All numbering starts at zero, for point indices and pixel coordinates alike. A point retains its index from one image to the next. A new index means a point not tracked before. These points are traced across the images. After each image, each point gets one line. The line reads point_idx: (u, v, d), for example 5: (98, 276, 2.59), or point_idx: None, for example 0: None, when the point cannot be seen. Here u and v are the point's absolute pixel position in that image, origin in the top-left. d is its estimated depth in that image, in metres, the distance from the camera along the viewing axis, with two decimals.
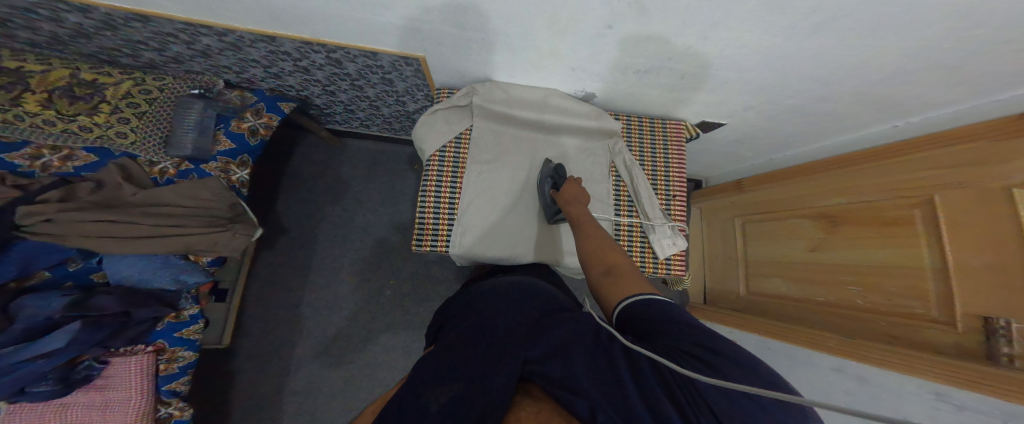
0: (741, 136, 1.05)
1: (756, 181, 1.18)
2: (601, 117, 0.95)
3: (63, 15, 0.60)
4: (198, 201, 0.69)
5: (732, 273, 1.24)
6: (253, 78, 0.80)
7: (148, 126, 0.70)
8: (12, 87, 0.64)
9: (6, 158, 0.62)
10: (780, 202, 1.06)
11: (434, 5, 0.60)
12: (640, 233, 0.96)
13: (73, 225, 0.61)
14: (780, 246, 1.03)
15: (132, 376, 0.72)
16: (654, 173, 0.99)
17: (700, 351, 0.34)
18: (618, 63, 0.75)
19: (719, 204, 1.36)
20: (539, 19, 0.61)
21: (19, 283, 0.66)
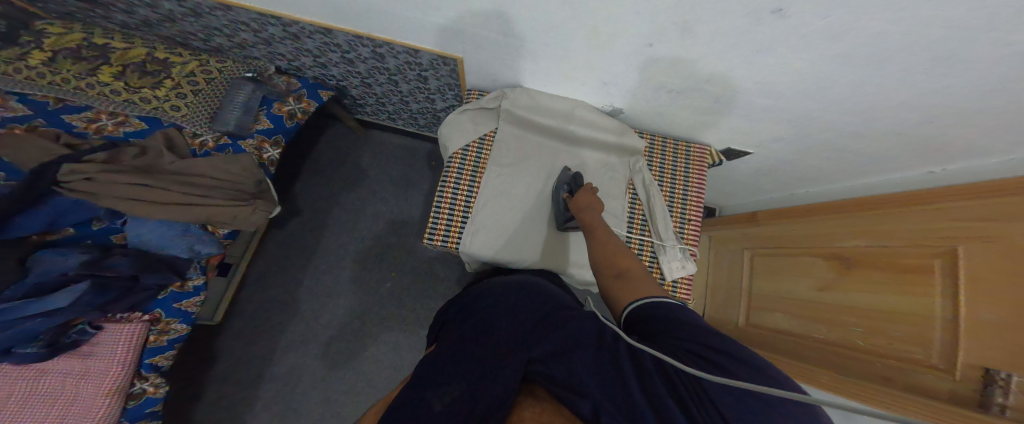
0: (765, 170, 0.97)
1: (764, 213, 0.99)
2: (626, 134, 0.89)
3: (160, 2, 0.68)
4: (227, 175, 0.69)
5: (728, 306, 1.03)
6: (301, 65, 0.84)
7: (201, 103, 0.74)
8: (96, 59, 0.71)
9: (67, 119, 0.68)
10: (786, 234, 0.87)
11: (479, 10, 0.61)
12: (650, 254, 0.88)
13: (107, 186, 0.62)
14: (784, 282, 0.83)
15: (117, 345, 0.69)
16: (672, 195, 0.92)
17: (711, 353, 0.32)
18: (651, 80, 0.72)
19: (723, 231, 1.16)
20: (579, 30, 0.62)
21: (44, 236, 0.67)
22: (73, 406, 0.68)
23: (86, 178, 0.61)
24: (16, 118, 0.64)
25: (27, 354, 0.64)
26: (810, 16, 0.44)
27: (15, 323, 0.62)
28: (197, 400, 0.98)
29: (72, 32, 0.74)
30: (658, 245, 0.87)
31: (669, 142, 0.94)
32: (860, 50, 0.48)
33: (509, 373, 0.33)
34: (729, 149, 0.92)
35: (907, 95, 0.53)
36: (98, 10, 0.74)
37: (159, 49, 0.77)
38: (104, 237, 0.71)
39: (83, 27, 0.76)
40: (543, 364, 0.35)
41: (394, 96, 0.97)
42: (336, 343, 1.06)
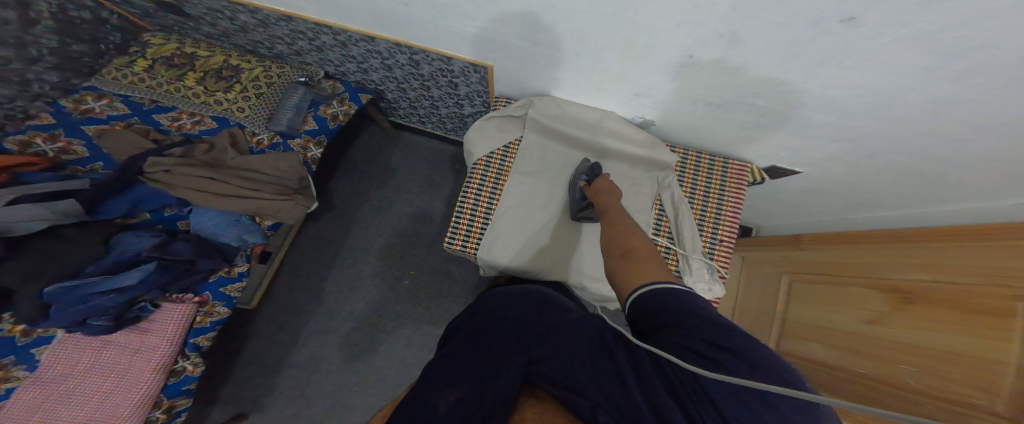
0: (817, 193, 0.87)
1: (811, 238, 0.92)
2: (657, 148, 0.86)
3: (238, 15, 0.78)
4: (277, 171, 0.75)
5: (760, 331, 0.97)
6: (346, 71, 0.91)
7: (261, 105, 0.82)
8: (184, 66, 0.83)
9: (158, 118, 0.78)
10: (835, 262, 0.80)
11: (510, 19, 0.62)
12: (674, 271, 0.85)
13: (179, 178, 0.69)
14: (828, 312, 0.76)
15: (171, 323, 0.74)
16: (703, 213, 0.88)
17: (711, 347, 0.30)
18: (688, 93, 0.68)
19: (763, 255, 1.09)
20: (612, 42, 0.61)
21: (125, 220, 0.75)
22: (121, 378, 0.71)
23: (165, 170, 0.69)
24: (118, 115, 0.77)
25: (90, 328, 0.68)
26: (890, 26, 0.38)
27: (89, 297, 0.66)
28: (231, 373, 1.07)
29: (169, 43, 0.88)
30: (684, 263, 0.84)
31: (704, 157, 0.89)
32: (953, 62, 0.40)
33: (507, 374, 0.32)
34: (773, 167, 0.84)
35: (1010, 115, 0.44)
36: (190, 23, 0.87)
37: (233, 56, 0.88)
38: (172, 223, 0.78)
39: (177, 39, 0.91)
40: (541, 364, 0.33)
41: (427, 100, 1.02)
42: (357, 332, 1.12)
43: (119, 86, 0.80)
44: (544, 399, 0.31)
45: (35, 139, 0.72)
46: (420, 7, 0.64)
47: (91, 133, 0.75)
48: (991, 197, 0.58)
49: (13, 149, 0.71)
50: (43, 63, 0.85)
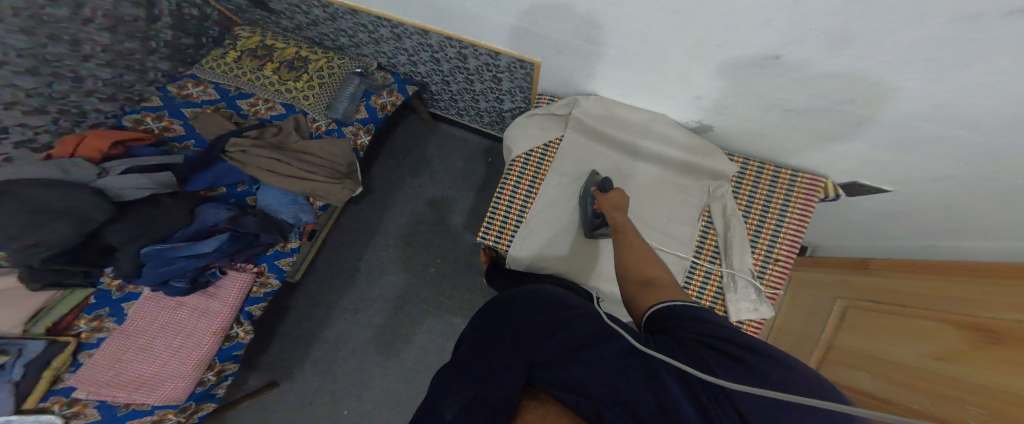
0: (916, 230, 0.73)
1: (885, 264, 0.76)
2: (714, 156, 0.79)
3: (311, 9, 0.85)
4: (330, 156, 0.79)
5: (800, 357, 0.83)
6: (397, 63, 0.95)
7: (322, 95, 0.86)
8: (263, 58, 0.89)
9: (240, 104, 0.86)
10: (906, 290, 0.65)
11: (569, 14, 0.59)
12: (716, 288, 0.77)
13: (253, 158, 0.76)
14: (879, 344, 0.62)
15: (231, 292, 0.83)
16: (758, 231, 0.78)
17: (737, 351, 0.30)
18: (764, 98, 0.61)
19: (817, 277, 0.95)
20: (680, 42, 0.56)
21: (208, 192, 0.84)
22: (187, 339, 0.80)
23: (241, 150, 0.76)
24: (210, 100, 0.87)
25: (173, 288, 0.77)
26: None
27: (175, 259, 0.76)
28: (273, 337, 1.17)
29: (254, 37, 0.95)
30: (729, 281, 0.76)
31: (768, 168, 0.79)
32: None
33: (516, 370, 0.31)
34: (854, 183, 0.72)
35: None
36: (271, 16, 0.96)
37: (303, 49, 0.92)
38: (242, 198, 0.86)
39: (261, 32, 0.98)
40: (547, 361, 0.32)
41: (469, 96, 1.03)
42: (387, 315, 1.19)
43: (213, 75, 0.89)
44: (544, 400, 0.32)
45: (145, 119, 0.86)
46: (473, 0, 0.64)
47: (186, 115, 0.87)
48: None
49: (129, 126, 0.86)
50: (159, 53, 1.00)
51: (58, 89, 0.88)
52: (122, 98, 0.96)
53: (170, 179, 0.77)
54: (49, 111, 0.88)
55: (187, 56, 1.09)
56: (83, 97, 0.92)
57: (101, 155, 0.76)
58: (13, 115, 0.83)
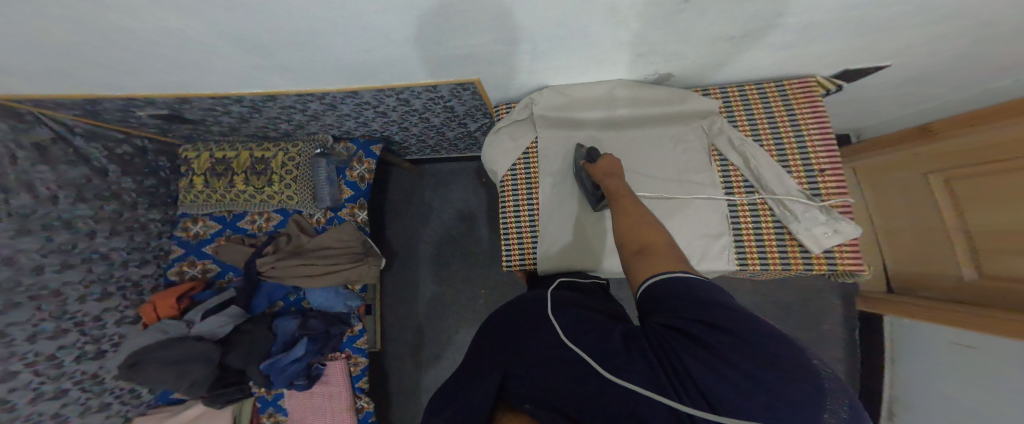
0: (920, 75, 0.72)
1: (939, 127, 0.82)
2: (690, 99, 0.76)
3: (232, 108, 0.81)
4: (344, 242, 0.87)
5: (938, 251, 0.86)
6: (348, 130, 0.92)
7: (303, 188, 0.90)
8: (227, 172, 0.93)
9: (241, 225, 0.93)
10: (991, 147, 0.71)
11: (471, 22, 0.53)
12: (773, 222, 0.72)
13: (283, 270, 0.85)
14: (1016, 213, 0.66)
15: (338, 375, 0.89)
16: (779, 147, 0.73)
17: (704, 330, 0.33)
18: (700, 36, 0.57)
19: (882, 160, 0.99)
20: (596, 9, 0.49)
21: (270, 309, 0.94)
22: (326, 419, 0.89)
23: (271, 266, 0.84)
24: (216, 232, 0.94)
25: (297, 387, 0.85)
26: None
27: (287, 367, 0.83)
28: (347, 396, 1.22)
29: (201, 153, 0.96)
30: (781, 210, 0.70)
31: (749, 89, 0.77)
32: None
33: (488, 391, 0.34)
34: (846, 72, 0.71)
35: None
36: (200, 128, 0.92)
37: (254, 148, 0.93)
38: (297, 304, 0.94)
39: (202, 145, 0.98)
40: (518, 377, 0.35)
41: (432, 131, 0.99)
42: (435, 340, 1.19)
43: (200, 207, 0.94)
44: (520, 412, 0.32)
45: (184, 267, 0.95)
46: (375, 41, 0.56)
47: (210, 252, 0.95)
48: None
49: (177, 278, 0.97)
50: (141, 205, 0.99)
51: (101, 272, 0.91)
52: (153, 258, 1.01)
53: (237, 310, 0.87)
54: (114, 291, 0.93)
55: (165, 195, 1.06)
56: (126, 270, 0.95)
57: (178, 310, 0.89)
58: (95, 303, 0.89)
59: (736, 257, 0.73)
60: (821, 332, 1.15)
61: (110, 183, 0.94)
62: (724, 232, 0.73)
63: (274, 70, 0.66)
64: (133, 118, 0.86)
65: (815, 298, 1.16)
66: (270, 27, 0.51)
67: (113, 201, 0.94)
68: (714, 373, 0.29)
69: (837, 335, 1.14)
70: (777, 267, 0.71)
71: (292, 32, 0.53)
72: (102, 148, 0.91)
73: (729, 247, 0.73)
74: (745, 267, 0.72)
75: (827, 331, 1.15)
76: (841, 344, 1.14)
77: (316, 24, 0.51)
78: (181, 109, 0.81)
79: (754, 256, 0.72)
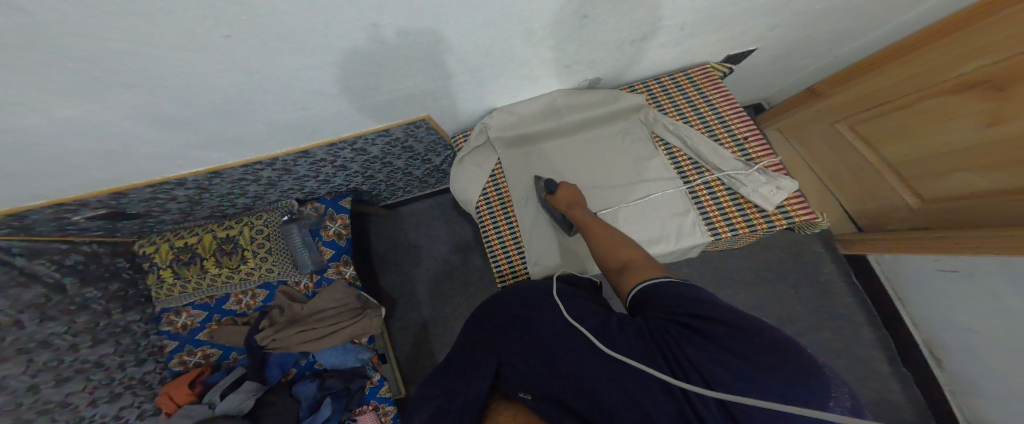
0: (862, 20, 0.70)
1: (831, 84, 0.93)
2: (621, 98, 0.72)
3: (175, 192, 0.75)
4: (339, 300, 0.87)
5: (875, 189, 0.92)
6: (313, 190, 0.88)
7: (281, 258, 0.89)
8: (195, 258, 0.90)
9: (228, 307, 0.91)
10: (890, 87, 0.79)
11: (383, 69, 0.47)
12: (727, 192, 0.66)
13: (287, 339, 0.84)
14: (934, 138, 0.73)
15: None
16: (708, 128, 0.70)
17: (697, 322, 0.35)
18: (615, 43, 0.56)
19: (799, 118, 1.07)
20: (516, 34, 0.46)
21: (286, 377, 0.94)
22: None
23: (272, 339, 0.83)
24: (204, 319, 0.92)
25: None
26: None
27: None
28: None
29: (159, 245, 0.92)
30: (730, 178, 0.66)
31: (662, 80, 0.75)
32: None
33: (484, 379, 0.40)
34: (731, 56, 0.74)
35: None
36: (150, 220, 0.86)
37: (216, 229, 0.92)
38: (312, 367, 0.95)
39: (157, 236, 0.93)
40: (513, 368, 0.40)
41: (398, 174, 0.94)
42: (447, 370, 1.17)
43: (176, 300, 0.92)
44: (516, 401, 0.39)
45: (184, 357, 0.96)
46: (291, 96, 0.48)
47: (206, 338, 0.95)
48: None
49: (180, 368, 0.97)
50: (116, 310, 0.93)
51: (101, 378, 0.88)
52: (148, 355, 0.97)
53: (255, 383, 0.87)
54: (120, 390, 0.90)
55: (136, 295, 1.00)
56: (125, 371, 0.91)
57: (194, 394, 0.91)
58: (108, 404, 0.87)
59: (707, 228, 0.65)
60: (822, 283, 1.12)
61: (72, 297, 0.87)
62: (688, 208, 0.67)
63: (196, 143, 0.58)
64: (71, 225, 0.79)
65: (805, 253, 1.15)
66: (181, 103, 0.45)
67: (81, 312, 0.88)
68: (716, 363, 0.30)
69: (838, 281, 1.11)
70: (745, 231, 0.63)
71: (208, 101, 0.46)
72: (48, 263, 0.83)
73: (696, 221, 0.66)
74: (718, 236, 0.64)
75: (828, 281, 1.12)
76: (846, 288, 1.10)
77: (228, 89, 0.44)
78: (119, 204, 0.75)
79: (720, 223, 0.65)
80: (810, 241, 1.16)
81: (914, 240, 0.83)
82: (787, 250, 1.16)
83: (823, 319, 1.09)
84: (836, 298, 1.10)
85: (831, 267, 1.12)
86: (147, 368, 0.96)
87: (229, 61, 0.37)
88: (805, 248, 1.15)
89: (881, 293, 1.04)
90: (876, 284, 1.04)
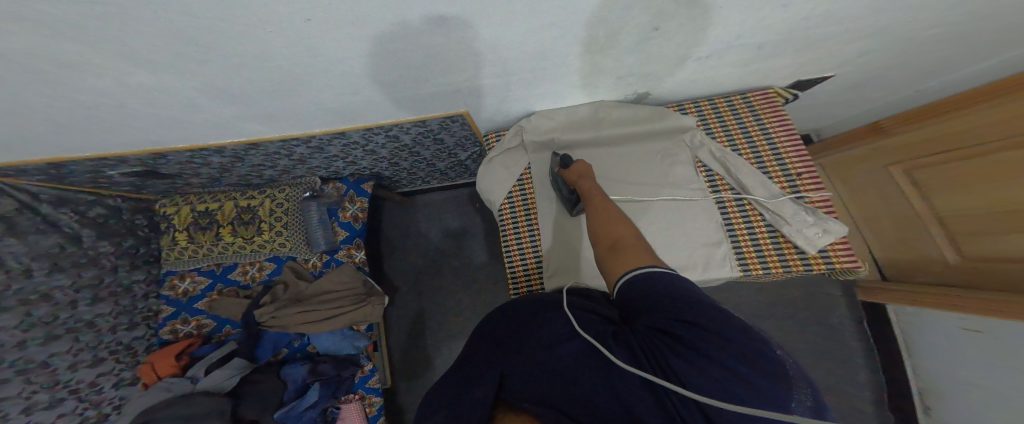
0: (891, 71, 0.74)
1: (888, 123, 0.92)
2: (667, 116, 0.76)
3: (210, 159, 0.79)
4: (344, 284, 0.88)
5: (917, 237, 0.92)
6: (337, 170, 0.92)
7: (295, 233, 0.91)
8: (211, 225, 0.93)
9: (233, 277, 0.93)
10: (951, 135, 0.78)
11: (445, 61, 0.52)
12: (766, 228, 0.71)
13: (285, 318, 0.84)
14: (993, 195, 0.71)
15: (354, 418, 0.87)
16: (757, 155, 0.74)
17: (682, 327, 0.34)
18: (674, 57, 0.58)
19: (850, 155, 1.06)
20: (571, 44, 0.51)
21: (276, 356, 0.93)
22: None
23: (271, 316, 0.84)
24: (205, 287, 0.93)
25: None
26: None
27: (303, 413, 0.83)
28: None
29: (181, 208, 0.95)
30: (773, 216, 0.70)
31: (718, 102, 0.79)
32: None
33: (487, 388, 0.34)
34: (801, 81, 0.75)
35: None
36: (178, 182, 0.89)
37: (238, 197, 0.94)
38: (304, 349, 0.94)
39: (181, 198, 0.96)
40: (517, 377, 0.35)
41: (422, 163, 0.98)
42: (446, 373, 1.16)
43: (185, 265, 0.93)
44: (520, 409, 0.33)
45: (177, 325, 0.95)
46: (354, 80, 0.54)
47: (203, 308, 0.95)
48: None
49: (170, 337, 0.96)
50: (123, 268, 0.94)
51: (89, 339, 0.86)
52: (141, 319, 0.96)
53: (242, 362, 0.87)
54: (105, 357, 0.88)
55: (145, 255, 1.00)
56: (114, 334, 0.90)
57: (178, 368, 0.88)
58: (87, 369, 0.84)
59: (739, 264, 0.70)
60: (831, 325, 1.12)
61: (86, 249, 0.88)
62: (722, 240, 0.71)
63: (245, 116, 0.62)
64: (103, 178, 0.81)
65: (820, 294, 1.15)
66: (248, 77, 0.49)
67: (91, 267, 0.89)
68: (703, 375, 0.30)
69: (847, 326, 1.12)
70: (779, 270, 0.68)
71: (275, 78, 0.51)
72: (72, 213, 0.86)
73: (729, 255, 0.70)
74: (750, 272, 0.69)
75: (838, 325, 1.12)
76: (853, 333, 1.11)
77: (296, 68, 0.49)
78: (156, 164, 0.78)
79: (754, 260, 0.69)
80: (826, 284, 1.15)
81: (954, 298, 0.82)
82: (803, 289, 1.16)
83: (822, 360, 1.09)
84: (842, 341, 1.11)
85: (843, 311, 1.13)
86: (137, 333, 0.95)
87: (307, 39, 0.42)
88: (820, 288, 1.16)
89: (890, 342, 1.04)
90: (886, 332, 1.06)
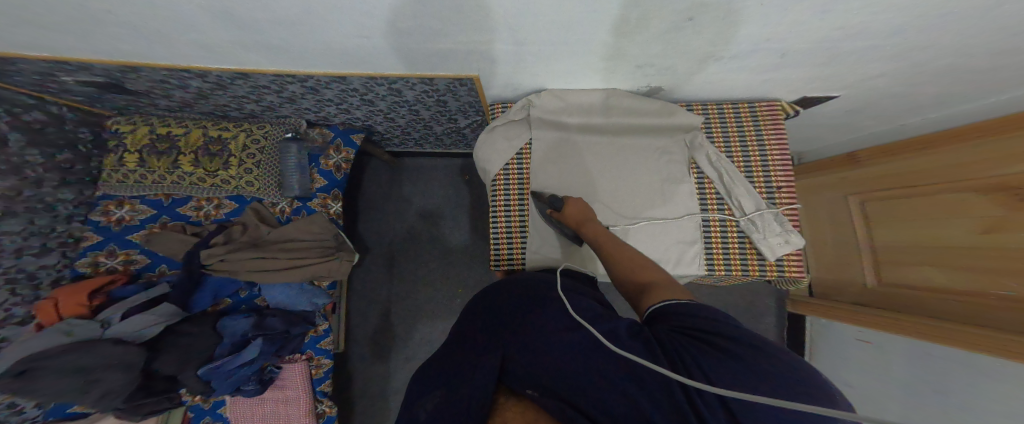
0: (843, 106, 0.86)
1: (867, 153, 1.02)
2: (676, 113, 0.82)
3: (188, 82, 0.73)
4: (313, 235, 0.83)
5: (851, 263, 1.04)
6: (326, 116, 0.90)
7: (266, 174, 0.87)
8: (171, 151, 0.85)
9: (183, 211, 0.87)
10: (906, 174, 0.88)
11: (482, 20, 0.54)
12: (737, 233, 0.80)
13: (238, 263, 0.78)
14: (921, 229, 0.83)
15: (297, 378, 0.86)
16: (748, 162, 0.83)
17: (721, 341, 0.33)
18: (696, 52, 0.65)
19: (820, 181, 1.17)
20: (604, 23, 0.55)
21: (215, 308, 0.86)
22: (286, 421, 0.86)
23: (219, 259, 0.77)
24: (148, 217, 0.85)
25: (247, 391, 0.82)
26: None
27: (235, 370, 0.78)
28: None
29: (137, 127, 0.86)
30: (746, 223, 0.79)
31: (726, 107, 0.86)
32: None
33: (488, 367, 0.34)
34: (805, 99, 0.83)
35: None
36: (143, 100, 0.81)
37: (209, 127, 0.87)
38: (251, 302, 0.88)
39: (140, 118, 0.88)
40: (518, 361, 0.34)
41: (419, 123, 0.98)
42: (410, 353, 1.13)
43: (126, 189, 0.85)
44: (522, 397, 0.32)
45: (100, 258, 0.83)
46: (382, 28, 0.55)
47: (138, 241, 0.85)
48: (972, 61, 0.62)
49: (88, 270, 0.83)
50: (49, 184, 0.82)
51: None
52: (56, 245, 0.82)
53: (174, 308, 0.77)
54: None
55: (82, 172, 0.88)
56: (17, 259, 0.78)
57: (88, 309, 0.76)
58: None
59: (706, 262, 0.80)
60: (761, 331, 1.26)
61: (9, 155, 0.76)
62: (696, 239, 0.80)
63: (246, 44, 0.60)
64: (52, 82, 0.72)
65: (758, 303, 1.28)
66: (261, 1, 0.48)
67: (10, 175, 0.77)
68: (730, 377, 0.29)
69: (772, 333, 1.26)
70: (739, 270, 0.79)
71: (289, 9, 0.50)
72: (3, 113, 0.75)
73: (699, 253, 0.79)
74: (714, 270, 0.79)
75: (768, 331, 1.26)
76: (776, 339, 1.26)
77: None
78: (122, 78, 0.71)
79: (720, 261, 0.79)
80: (766, 296, 1.28)
81: (864, 315, 0.95)
82: (746, 298, 1.28)
83: None
84: None
85: (774, 321, 1.26)
86: (46, 262, 0.81)
87: None
88: (760, 298, 1.28)
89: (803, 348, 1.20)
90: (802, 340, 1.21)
